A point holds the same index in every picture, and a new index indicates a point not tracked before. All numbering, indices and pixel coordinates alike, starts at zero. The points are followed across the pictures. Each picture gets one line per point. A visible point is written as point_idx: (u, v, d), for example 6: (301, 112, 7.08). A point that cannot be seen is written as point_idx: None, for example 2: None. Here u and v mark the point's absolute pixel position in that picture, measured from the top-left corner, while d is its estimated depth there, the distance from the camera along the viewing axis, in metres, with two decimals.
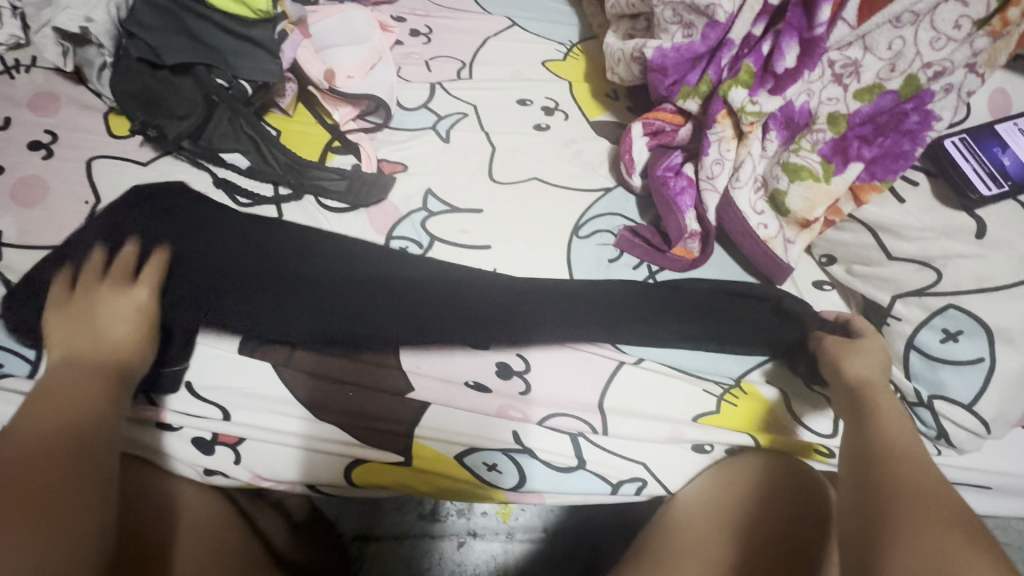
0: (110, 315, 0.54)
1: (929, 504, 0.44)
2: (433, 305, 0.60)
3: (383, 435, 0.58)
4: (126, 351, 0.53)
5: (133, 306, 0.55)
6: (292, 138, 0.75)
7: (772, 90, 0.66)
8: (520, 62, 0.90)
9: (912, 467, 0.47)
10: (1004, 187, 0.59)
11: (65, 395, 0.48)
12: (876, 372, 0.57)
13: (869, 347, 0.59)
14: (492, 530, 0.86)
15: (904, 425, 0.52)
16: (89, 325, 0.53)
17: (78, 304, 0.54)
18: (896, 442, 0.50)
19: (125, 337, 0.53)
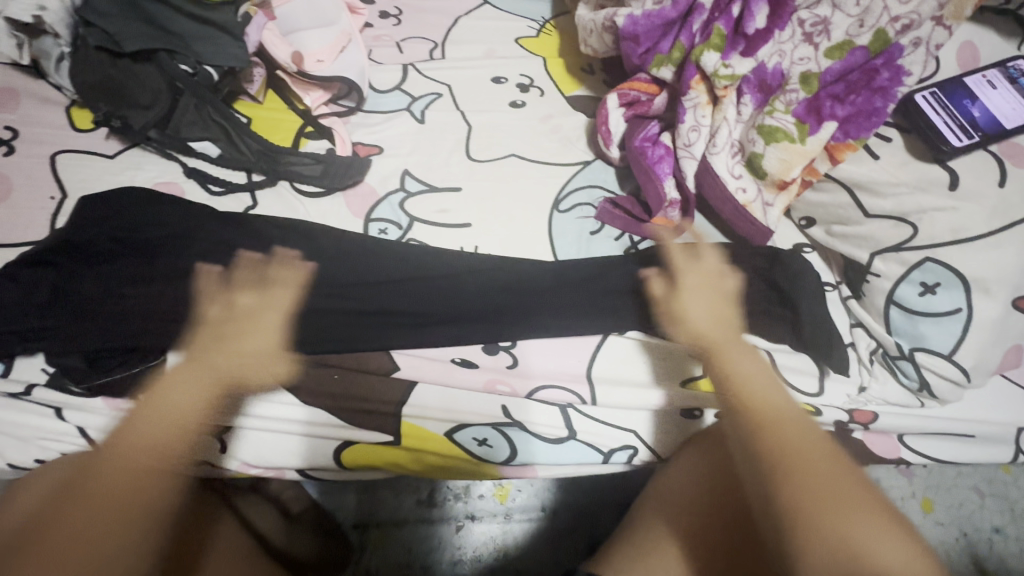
0: (242, 337, 0.54)
1: (814, 482, 0.44)
2: (416, 286, 0.61)
3: (370, 416, 0.57)
4: (252, 373, 0.54)
5: (265, 327, 0.56)
6: (263, 125, 0.74)
7: (743, 52, 0.66)
8: (494, 40, 0.89)
9: (791, 435, 0.48)
10: (975, 139, 0.60)
11: (174, 404, 0.49)
12: (708, 322, 0.57)
13: (689, 303, 0.59)
14: (490, 512, 0.86)
15: (763, 377, 0.53)
16: (226, 335, 0.54)
17: (228, 315, 0.55)
18: (766, 411, 0.50)
19: (256, 354, 0.54)
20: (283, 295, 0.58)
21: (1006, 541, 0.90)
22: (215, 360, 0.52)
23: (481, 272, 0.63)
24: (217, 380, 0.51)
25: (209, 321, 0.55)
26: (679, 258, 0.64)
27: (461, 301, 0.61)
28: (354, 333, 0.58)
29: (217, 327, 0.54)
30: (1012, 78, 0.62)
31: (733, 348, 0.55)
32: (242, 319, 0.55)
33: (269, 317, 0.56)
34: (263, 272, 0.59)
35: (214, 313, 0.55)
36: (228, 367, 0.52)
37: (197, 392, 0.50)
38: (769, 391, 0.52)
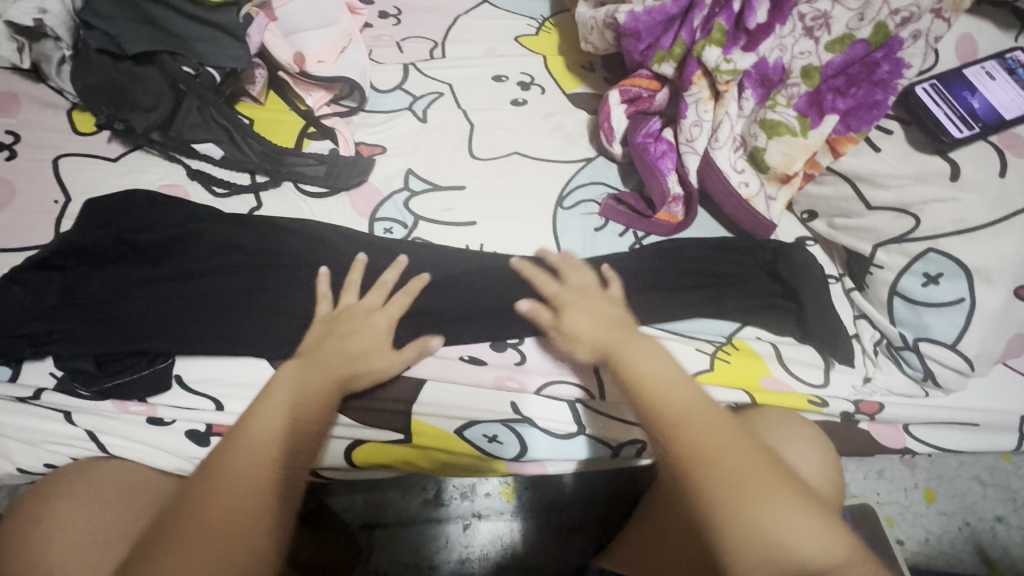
0: (354, 337, 0.56)
1: (736, 491, 0.46)
2: (423, 284, 0.61)
3: (379, 415, 0.57)
4: (373, 369, 0.55)
5: (379, 326, 0.57)
6: (265, 126, 0.74)
7: (745, 47, 0.66)
8: (493, 39, 0.89)
9: (704, 434, 0.49)
10: (975, 130, 0.60)
11: (289, 406, 0.51)
12: (594, 328, 0.57)
13: (576, 318, 0.58)
14: (496, 510, 0.87)
15: (668, 383, 0.52)
16: (342, 335, 0.56)
17: (336, 315, 0.57)
18: (673, 412, 0.50)
19: (367, 354, 0.56)
20: (398, 296, 0.59)
21: (1009, 529, 0.91)
22: (328, 358, 0.54)
23: (488, 269, 0.63)
24: (332, 379, 0.53)
25: (320, 321, 0.57)
26: (543, 280, 0.61)
27: (468, 299, 0.61)
28: None
29: (329, 327, 0.56)
30: (1010, 70, 0.63)
31: (633, 354, 0.54)
32: (360, 321, 0.57)
33: (377, 317, 0.58)
34: (271, 274, 0.60)
35: (326, 311, 0.58)
36: (342, 365, 0.54)
37: (312, 392, 0.52)
38: (675, 386, 0.52)
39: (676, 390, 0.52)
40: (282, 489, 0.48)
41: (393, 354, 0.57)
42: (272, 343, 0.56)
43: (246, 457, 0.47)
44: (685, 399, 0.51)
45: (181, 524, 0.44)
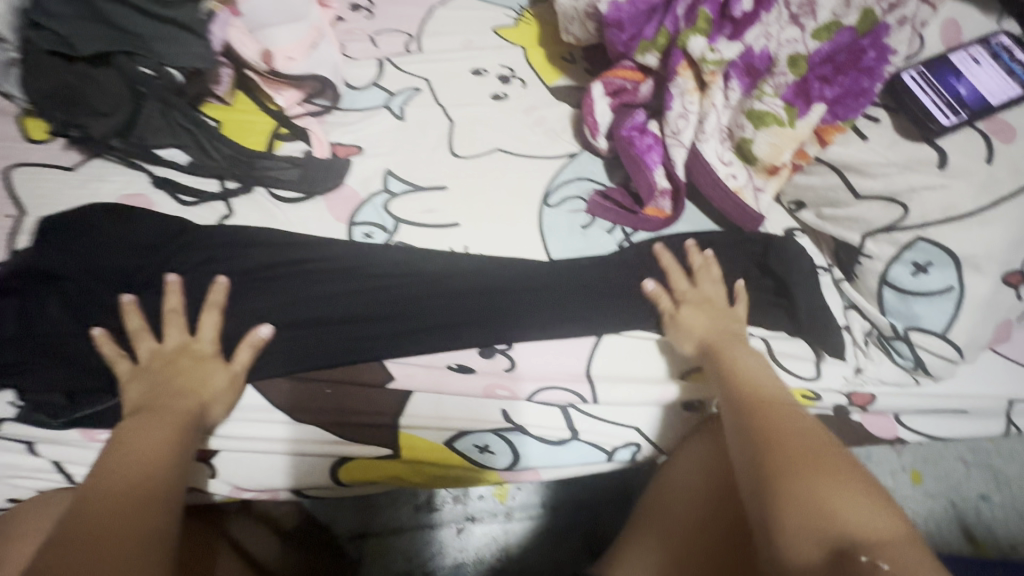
0: (184, 374, 0.50)
1: (801, 456, 0.43)
2: (404, 293, 0.59)
3: (366, 429, 0.55)
4: (196, 402, 0.49)
5: (198, 359, 0.52)
6: (234, 129, 0.70)
7: (730, 36, 0.64)
8: (471, 31, 0.86)
9: (783, 421, 0.47)
10: (962, 116, 0.60)
11: (156, 437, 0.45)
12: (705, 325, 0.58)
13: (692, 316, 0.58)
14: (490, 512, 0.85)
15: (755, 374, 0.53)
16: (170, 376, 0.50)
17: (165, 357, 0.51)
18: (753, 399, 0.50)
19: (208, 385, 0.51)
20: (212, 317, 0.54)
21: (993, 507, 0.92)
22: (167, 398, 0.48)
23: (473, 273, 0.61)
24: (180, 415, 0.47)
25: (128, 380, 0.50)
26: (678, 275, 0.62)
27: (454, 305, 0.59)
28: (349, 345, 0.56)
29: (158, 371, 0.50)
30: (994, 54, 0.62)
31: (733, 345, 0.56)
32: (180, 360, 0.51)
33: (199, 346, 0.53)
34: (252, 288, 0.58)
35: (129, 366, 0.51)
36: (182, 398, 0.49)
37: (172, 422, 0.47)
38: (767, 383, 0.52)
39: (768, 381, 0.52)
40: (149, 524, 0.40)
41: (224, 370, 0.52)
42: (259, 360, 0.55)
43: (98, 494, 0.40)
44: (768, 394, 0.50)
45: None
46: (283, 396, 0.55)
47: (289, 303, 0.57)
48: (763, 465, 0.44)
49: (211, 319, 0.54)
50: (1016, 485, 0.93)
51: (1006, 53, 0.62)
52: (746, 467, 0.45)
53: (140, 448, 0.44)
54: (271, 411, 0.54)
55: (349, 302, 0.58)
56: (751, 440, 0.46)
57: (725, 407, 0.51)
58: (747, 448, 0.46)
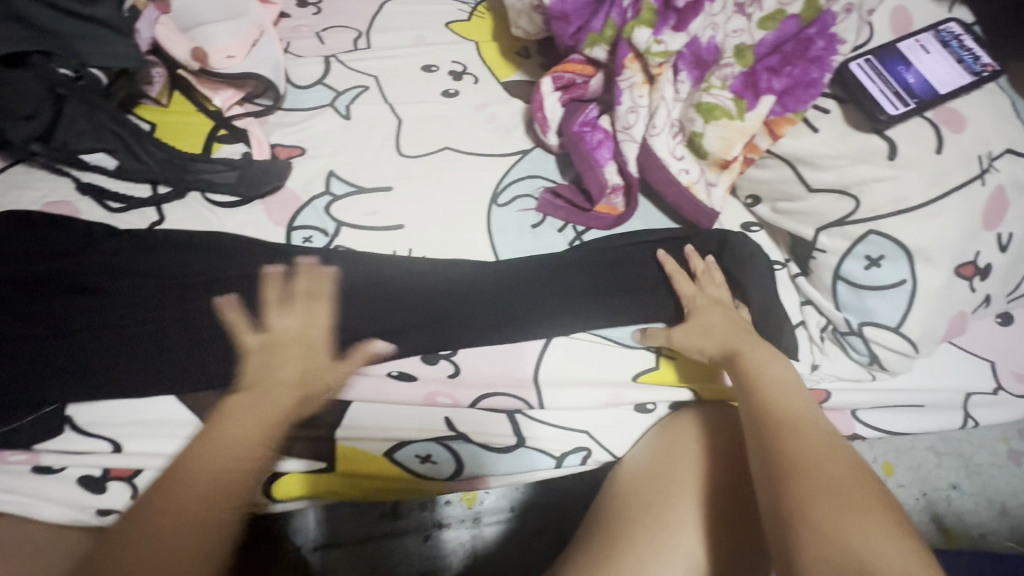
0: (286, 362, 0.52)
1: (825, 482, 0.41)
2: (342, 301, 0.58)
3: (300, 442, 0.53)
4: (307, 391, 0.52)
5: (310, 346, 0.54)
6: (167, 131, 0.68)
7: (676, 26, 0.61)
8: (422, 26, 0.83)
9: (807, 437, 0.45)
10: (911, 106, 0.58)
11: (247, 433, 0.48)
12: (730, 330, 0.57)
13: (709, 316, 0.59)
14: (458, 517, 0.83)
15: (783, 391, 0.51)
16: (283, 357, 0.52)
17: (269, 338, 0.54)
18: (779, 411, 0.48)
19: (312, 375, 0.53)
20: (320, 303, 0.57)
21: (962, 497, 0.92)
22: (272, 384, 0.51)
23: (418, 278, 0.60)
24: (279, 409, 0.50)
25: (254, 352, 0.53)
26: (683, 279, 0.62)
27: (401, 309, 0.58)
28: (282, 356, 0.53)
29: (277, 350, 0.53)
30: (944, 42, 0.61)
31: (758, 355, 0.54)
32: (304, 341, 0.54)
33: (313, 333, 0.55)
34: (186, 298, 0.55)
35: (256, 340, 0.54)
36: (291, 381, 0.52)
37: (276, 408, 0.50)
38: (793, 394, 0.50)
39: (797, 399, 0.50)
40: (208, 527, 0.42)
41: (330, 367, 0.54)
42: (188, 376, 0.52)
43: (191, 483, 0.44)
44: (796, 408, 0.49)
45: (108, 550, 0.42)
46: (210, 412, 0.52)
47: (229, 308, 0.55)
48: (782, 478, 0.43)
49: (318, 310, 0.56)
50: (985, 472, 0.93)
51: (955, 41, 0.61)
52: (763, 473, 0.44)
53: (232, 444, 0.47)
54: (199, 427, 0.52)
55: (285, 308, 0.56)
56: (772, 450, 0.45)
57: (747, 414, 0.50)
58: (767, 458, 0.45)
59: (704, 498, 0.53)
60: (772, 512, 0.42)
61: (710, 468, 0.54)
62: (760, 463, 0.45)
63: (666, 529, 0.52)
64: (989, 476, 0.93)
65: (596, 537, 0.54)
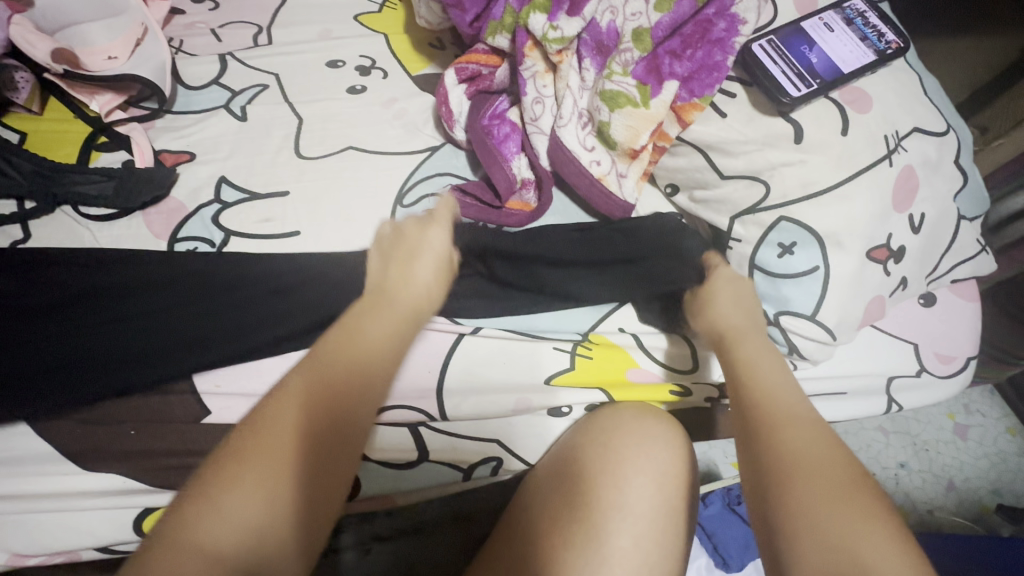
0: (417, 260, 0.50)
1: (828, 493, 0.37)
2: (229, 305, 0.54)
3: (177, 473, 0.50)
4: (423, 294, 0.48)
5: (433, 246, 0.52)
6: (40, 140, 0.63)
7: (569, 11, 0.59)
8: (329, 19, 0.79)
9: (802, 433, 0.41)
10: (814, 86, 0.56)
11: (380, 336, 0.42)
12: (736, 318, 0.52)
13: (719, 290, 0.55)
14: (399, 529, 0.76)
15: (782, 378, 0.45)
16: (404, 247, 0.51)
17: (397, 238, 0.53)
18: (779, 409, 0.43)
19: (428, 279, 0.49)
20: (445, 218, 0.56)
21: (910, 474, 0.91)
22: (403, 280, 0.48)
23: (315, 266, 0.57)
24: (405, 306, 0.46)
25: (381, 254, 0.51)
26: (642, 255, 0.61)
27: (281, 329, 0.53)
28: (149, 373, 0.50)
29: (396, 243, 0.52)
30: (848, 19, 0.60)
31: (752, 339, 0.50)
32: (416, 240, 0.52)
33: (431, 235, 0.53)
34: (45, 319, 0.51)
35: (387, 228, 0.54)
36: (407, 299, 0.47)
37: (397, 331, 0.44)
38: (780, 377, 0.45)
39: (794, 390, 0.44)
40: (311, 444, 0.36)
41: (443, 273, 0.52)
42: (44, 402, 0.48)
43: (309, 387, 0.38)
44: (787, 398, 0.43)
45: (212, 472, 0.34)
46: (72, 443, 0.49)
47: (100, 328, 0.51)
48: (786, 499, 0.38)
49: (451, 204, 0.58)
50: (932, 449, 0.93)
51: (860, 18, 0.60)
52: (754, 483, 0.40)
53: (365, 347, 0.41)
54: (59, 462, 0.49)
55: (164, 328, 0.52)
56: (767, 460, 0.40)
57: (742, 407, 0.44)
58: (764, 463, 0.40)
59: (616, 506, 0.49)
60: (764, 524, 0.38)
61: (625, 475, 0.50)
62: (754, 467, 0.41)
63: (572, 546, 0.48)
64: (937, 453, 0.93)
65: (508, 556, 0.51)
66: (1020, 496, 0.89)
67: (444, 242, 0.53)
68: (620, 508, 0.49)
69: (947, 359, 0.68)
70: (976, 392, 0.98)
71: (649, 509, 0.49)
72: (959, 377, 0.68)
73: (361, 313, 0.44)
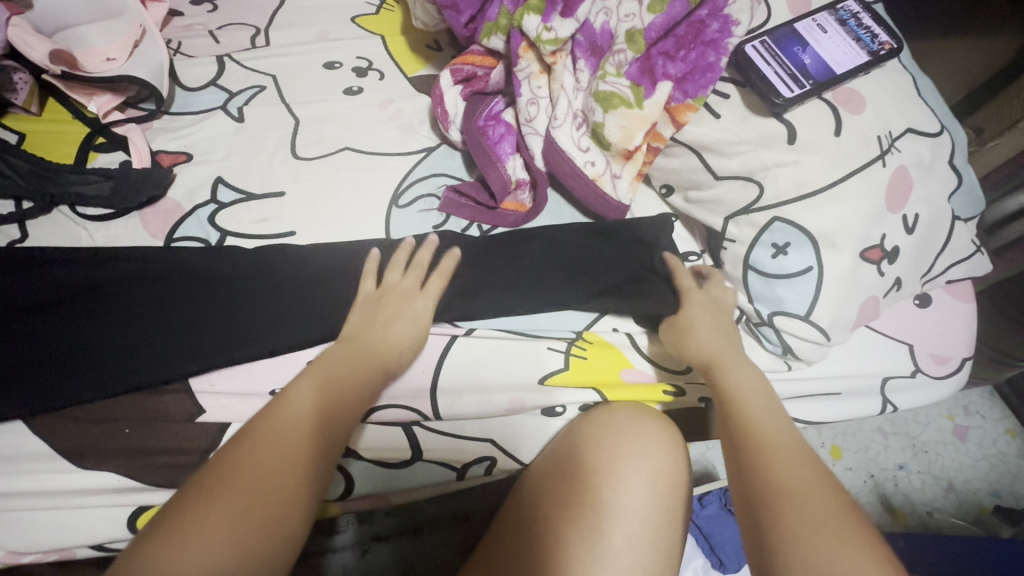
0: (396, 318, 0.53)
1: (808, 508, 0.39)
2: (226, 302, 0.54)
3: (172, 471, 0.50)
4: (393, 353, 0.52)
5: (414, 309, 0.55)
6: (38, 141, 0.64)
7: (563, 12, 0.59)
8: (327, 21, 0.79)
9: (781, 459, 0.42)
10: (807, 87, 0.56)
11: (359, 383, 0.47)
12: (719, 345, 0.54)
13: (694, 317, 0.56)
14: (398, 528, 0.76)
15: (764, 406, 0.47)
16: (381, 308, 0.54)
17: (379, 294, 0.55)
18: (761, 434, 0.45)
19: (402, 337, 0.53)
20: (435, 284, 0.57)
21: (909, 476, 0.91)
22: (372, 339, 0.51)
23: (314, 260, 0.58)
24: (380, 356, 0.50)
25: (360, 307, 0.54)
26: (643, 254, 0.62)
27: (272, 328, 0.54)
28: (148, 368, 0.51)
29: (376, 301, 0.54)
30: (841, 21, 0.60)
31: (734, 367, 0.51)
32: (395, 302, 0.54)
33: (419, 301, 0.55)
34: (40, 318, 0.52)
35: (369, 290, 0.55)
36: (378, 352, 0.51)
37: (370, 378, 0.48)
38: (758, 404, 0.47)
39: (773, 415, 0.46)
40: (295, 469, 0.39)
41: (415, 328, 0.54)
42: (42, 398, 0.49)
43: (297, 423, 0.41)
44: (768, 425, 0.46)
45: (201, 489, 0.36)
46: (69, 441, 0.49)
47: (99, 325, 0.52)
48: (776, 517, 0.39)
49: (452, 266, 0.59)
50: (932, 450, 0.93)
51: (853, 19, 0.60)
52: (746, 506, 0.41)
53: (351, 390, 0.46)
54: (54, 460, 0.49)
55: (161, 325, 0.53)
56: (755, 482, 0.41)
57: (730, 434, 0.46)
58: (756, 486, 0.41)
59: (610, 505, 0.49)
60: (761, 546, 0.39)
61: (618, 474, 0.50)
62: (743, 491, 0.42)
63: (569, 548, 0.48)
64: (936, 455, 0.92)
65: (502, 564, 0.50)
66: (1019, 498, 0.89)
67: (428, 312, 0.55)
68: (613, 508, 0.49)
69: (943, 360, 0.68)
70: (975, 394, 0.98)
71: (643, 508, 0.49)
72: (955, 377, 0.68)
73: (332, 358, 0.48)
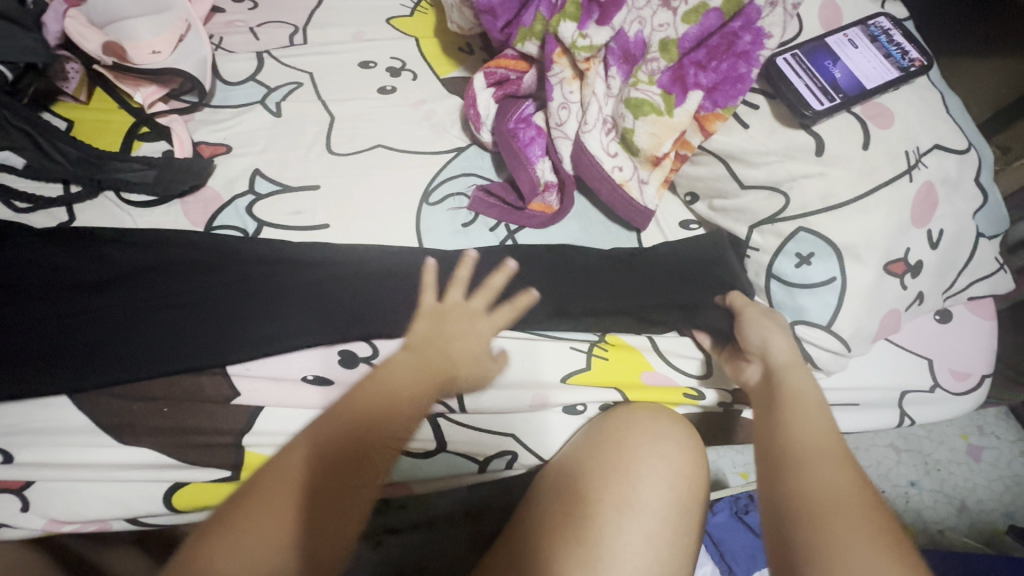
0: (462, 338, 0.55)
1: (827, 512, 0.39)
2: (264, 288, 0.56)
3: (206, 450, 0.52)
4: (455, 366, 0.54)
5: (480, 328, 0.57)
6: (85, 128, 0.66)
7: (600, 20, 0.61)
8: (362, 22, 0.81)
9: (812, 467, 0.42)
10: (837, 101, 0.57)
11: (406, 391, 0.49)
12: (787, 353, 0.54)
13: (760, 330, 0.56)
14: (412, 521, 0.78)
15: (820, 416, 0.47)
16: (445, 321, 0.56)
17: (444, 310, 0.57)
18: (793, 442, 0.45)
19: (465, 352, 0.55)
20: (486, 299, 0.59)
21: (921, 493, 0.91)
22: (431, 348, 0.53)
23: (348, 254, 0.60)
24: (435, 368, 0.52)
25: (423, 316, 0.56)
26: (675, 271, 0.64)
27: (307, 316, 0.55)
28: (190, 351, 0.53)
29: (444, 320, 0.56)
30: (872, 37, 0.61)
31: (799, 381, 0.51)
32: (456, 318, 0.56)
33: (484, 323, 0.57)
34: (87, 297, 0.54)
35: (431, 304, 0.57)
36: (439, 364, 0.53)
37: (417, 383, 0.50)
38: (814, 415, 0.47)
39: (815, 425, 0.46)
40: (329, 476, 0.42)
41: (478, 339, 0.56)
42: (87, 372, 0.51)
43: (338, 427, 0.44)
44: (809, 431, 0.45)
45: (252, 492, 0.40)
46: (109, 416, 0.51)
47: (144, 306, 0.54)
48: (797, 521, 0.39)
49: (466, 275, 0.60)
50: (945, 469, 0.93)
51: (884, 36, 0.61)
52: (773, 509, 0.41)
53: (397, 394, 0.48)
54: (94, 434, 0.51)
55: (201, 308, 0.55)
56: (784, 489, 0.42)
57: (766, 442, 0.46)
58: (780, 491, 0.42)
59: (629, 502, 0.50)
60: (780, 545, 0.39)
61: (639, 472, 0.51)
62: (768, 496, 0.42)
63: (584, 542, 0.49)
64: (949, 473, 0.92)
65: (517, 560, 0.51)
66: None
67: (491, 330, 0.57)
68: (633, 504, 0.50)
69: (962, 376, 0.68)
70: (991, 414, 0.98)
71: (662, 507, 0.50)
72: (972, 393, 0.69)
73: (391, 365, 0.50)
